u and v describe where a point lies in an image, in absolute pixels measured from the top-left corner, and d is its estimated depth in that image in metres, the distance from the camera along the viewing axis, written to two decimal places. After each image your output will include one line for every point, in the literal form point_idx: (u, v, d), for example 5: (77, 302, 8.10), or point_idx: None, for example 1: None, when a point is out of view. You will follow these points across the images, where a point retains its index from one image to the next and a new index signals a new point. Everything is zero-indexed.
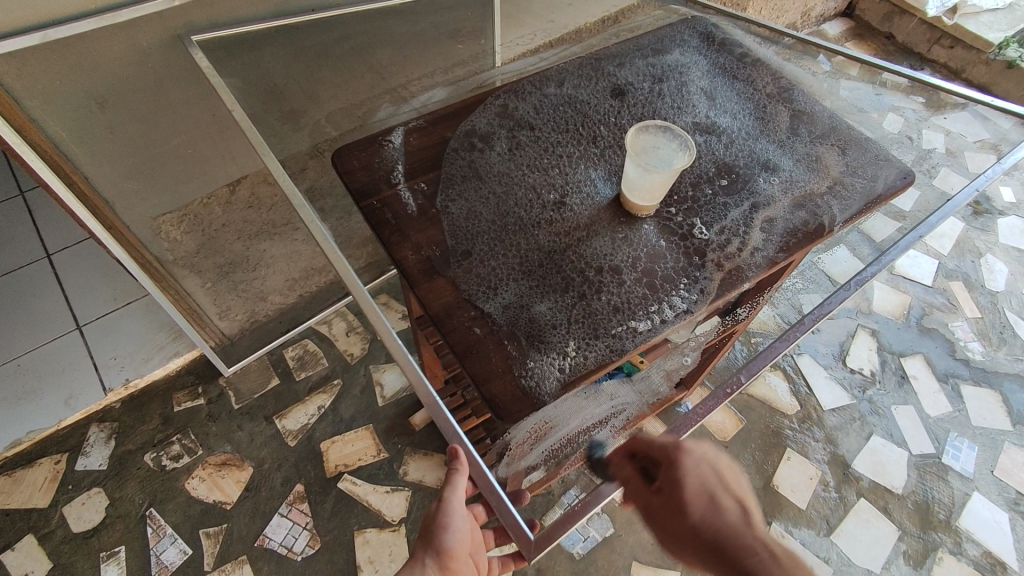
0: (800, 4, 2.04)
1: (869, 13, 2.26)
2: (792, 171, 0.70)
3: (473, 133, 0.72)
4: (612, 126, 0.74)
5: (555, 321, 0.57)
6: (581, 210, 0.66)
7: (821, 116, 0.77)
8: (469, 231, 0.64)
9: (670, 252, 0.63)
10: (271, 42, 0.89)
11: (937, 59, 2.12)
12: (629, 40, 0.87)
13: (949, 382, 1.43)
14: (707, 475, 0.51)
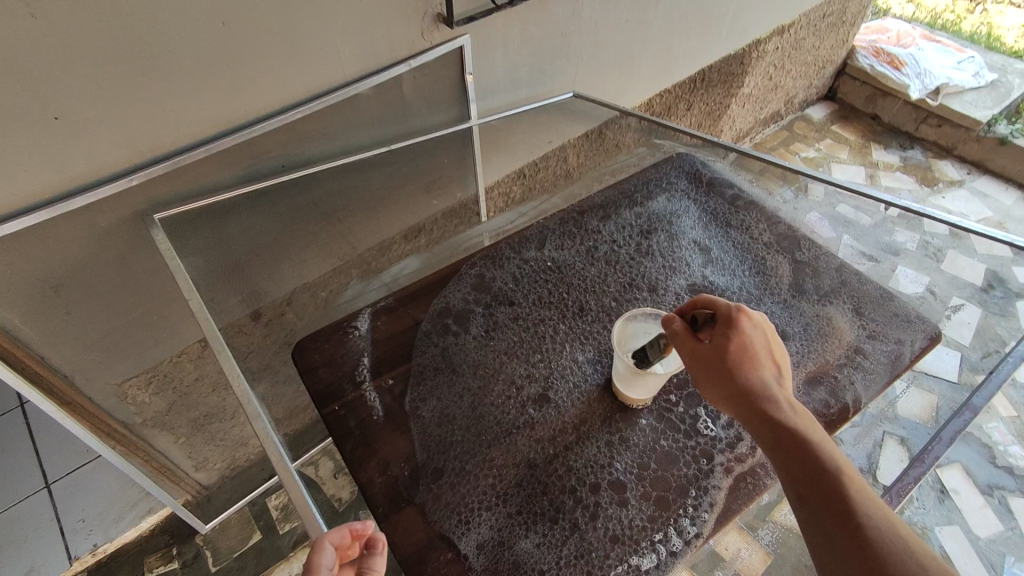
0: (782, 94, 2.05)
1: (852, 95, 2.25)
2: (801, 337, 0.84)
3: (446, 315, 0.79)
4: (597, 297, 0.84)
5: (543, 561, 0.59)
6: (565, 411, 0.71)
7: (827, 271, 0.92)
8: (442, 446, 0.68)
9: (655, 454, 0.68)
10: (240, 207, 0.88)
11: (926, 137, 2.11)
12: (609, 200, 0.98)
13: (995, 494, 1.31)
14: (784, 390, 0.63)
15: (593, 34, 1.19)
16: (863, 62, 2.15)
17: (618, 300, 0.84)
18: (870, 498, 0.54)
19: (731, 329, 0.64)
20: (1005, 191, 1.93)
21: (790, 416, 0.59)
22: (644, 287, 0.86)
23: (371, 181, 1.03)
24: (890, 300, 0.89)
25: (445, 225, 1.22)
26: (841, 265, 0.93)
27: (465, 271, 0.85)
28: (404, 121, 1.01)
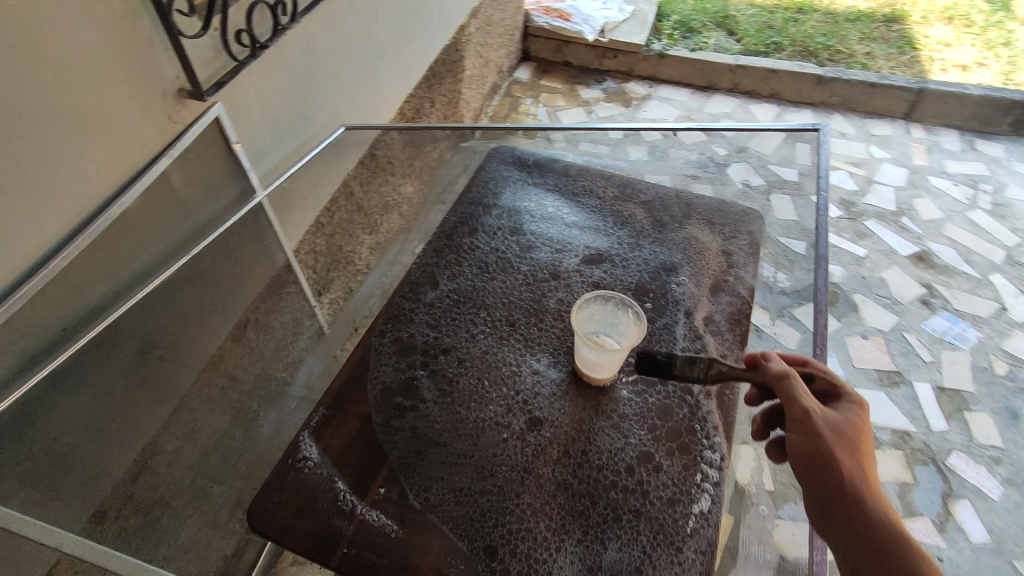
0: (493, 67, 2.22)
1: (542, 50, 2.53)
2: (687, 260, 0.94)
3: (393, 398, 0.76)
4: (521, 306, 0.86)
5: (634, 559, 0.65)
6: (558, 422, 0.75)
7: (666, 198, 1.04)
8: (479, 520, 0.67)
9: (648, 415, 0.76)
10: (43, 403, 0.69)
11: (610, 69, 2.49)
12: (464, 208, 0.99)
13: None
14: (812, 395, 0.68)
15: (334, 64, 1.14)
16: (540, 21, 2.47)
17: (534, 300, 0.87)
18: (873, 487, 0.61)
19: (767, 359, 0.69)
20: (679, 92, 2.40)
21: (821, 418, 0.64)
22: (547, 278, 0.90)
23: (170, 299, 0.86)
24: (721, 204, 1.05)
25: (267, 308, 1.08)
26: (670, 190, 1.06)
27: (381, 343, 0.81)
28: (183, 220, 0.86)
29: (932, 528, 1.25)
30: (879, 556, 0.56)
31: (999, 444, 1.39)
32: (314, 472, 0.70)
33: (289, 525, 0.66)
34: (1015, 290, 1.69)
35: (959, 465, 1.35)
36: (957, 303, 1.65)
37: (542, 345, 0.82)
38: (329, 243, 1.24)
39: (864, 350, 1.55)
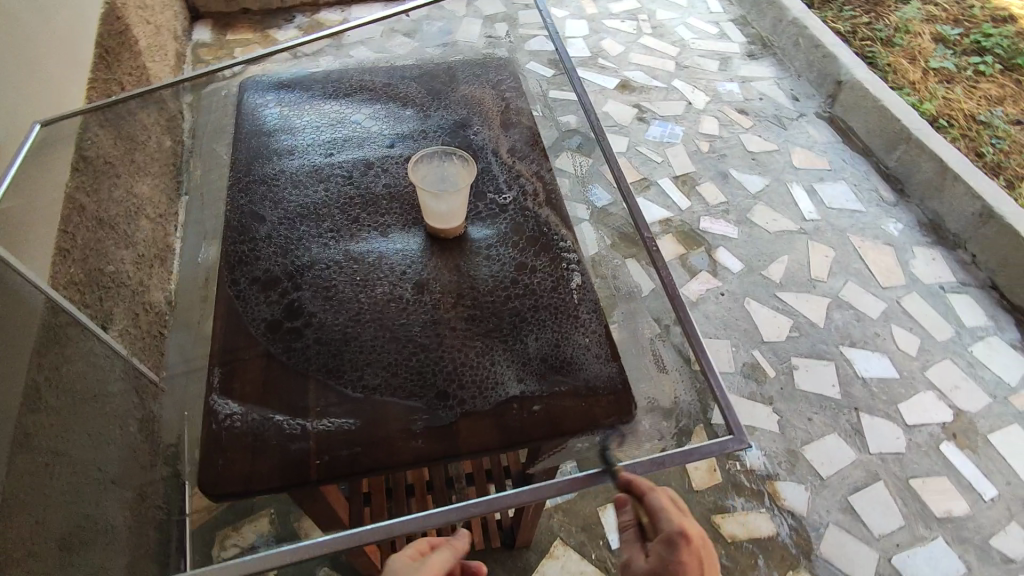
0: (166, 33, 1.93)
1: (212, 4, 2.25)
2: (475, 111, 1.05)
3: (288, 325, 0.76)
4: (358, 206, 0.90)
5: (551, 338, 0.75)
6: (440, 277, 0.81)
7: (431, 71, 1.13)
8: (420, 374, 0.72)
9: (508, 239, 0.86)
10: None
11: (293, 3, 2.32)
12: (248, 152, 0.98)
13: None
14: None
15: None
16: None
17: (364, 197, 0.91)
18: None
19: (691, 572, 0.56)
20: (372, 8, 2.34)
21: None
22: (365, 174, 0.94)
23: None
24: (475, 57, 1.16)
25: (59, 359, 0.91)
26: (430, 64, 1.15)
27: (240, 293, 0.80)
28: None
29: (710, 277, 1.62)
30: None
31: (724, 199, 1.80)
32: (246, 420, 0.68)
33: (248, 474, 0.64)
34: (691, 88, 2.12)
35: (708, 226, 1.73)
36: (660, 111, 2.03)
37: (391, 226, 0.87)
38: (87, 268, 1.09)
39: None
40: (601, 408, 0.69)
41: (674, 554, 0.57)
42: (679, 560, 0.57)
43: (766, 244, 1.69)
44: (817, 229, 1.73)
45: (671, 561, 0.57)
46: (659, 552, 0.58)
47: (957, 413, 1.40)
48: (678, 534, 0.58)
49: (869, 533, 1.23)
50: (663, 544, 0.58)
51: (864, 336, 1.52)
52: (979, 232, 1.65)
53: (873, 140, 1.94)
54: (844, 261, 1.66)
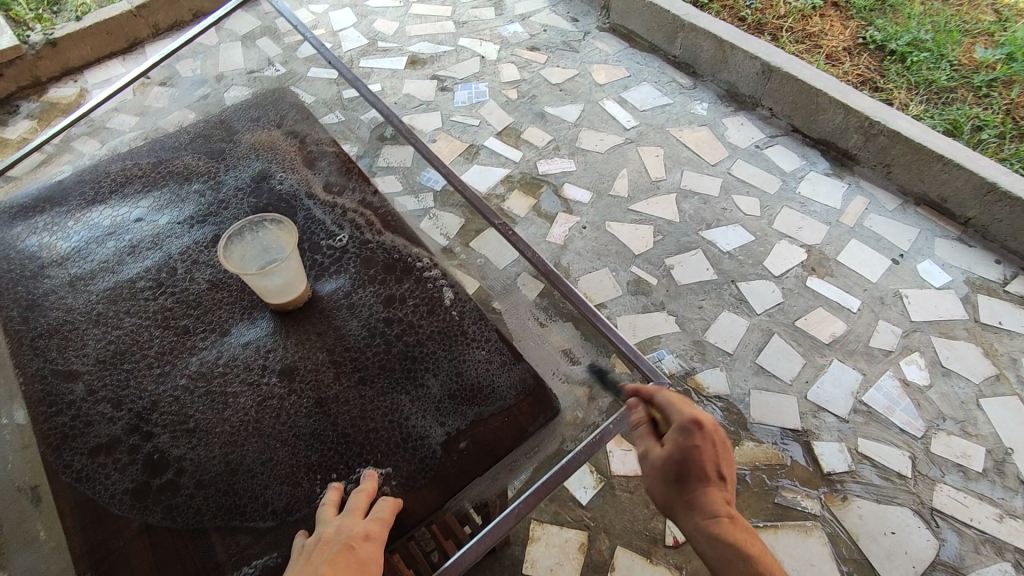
0: None
1: None
2: (256, 177, 1.17)
3: (179, 472, 0.80)
4: (194, 326, 0.94)
5: (422, 371, 0.88)
6: (307, 357, 0.90)
7: (196, 164, 1.20)
8: (327, 453, 0.80)
9: (350, 299, 0.97)
10: None
11: (10, 91, 1.92)
12: (21, 308, 0.98)
13: None
14: (704, 497, 0.67)
15: None
16: None
17: (181, 312, 0.95)
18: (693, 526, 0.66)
19: (699, 437, 0.69)
20: (110, 68, 2.01)
21: (699, 488, 0.67)
22: (168, 289, 0.98)
23: None
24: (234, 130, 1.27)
25: None
26: (186, 155, 1.22)
27: (82, 475, 0.80)
28: None
29: (567, 216, 1.64)
30: (665, 490, 0.69)
31: (551, 137, 1.82)
32: None
33: None
34: (478, 41, 2.10)
35: (546, 168, 1.75)
36: (458, 75, 1.98)
37: (230, 323, 0.93)
38: None
39: (441, 147, 1.79)
40: (525, 415, 0.83)
41: (689, 439, 0.69)
42: (691, 441, 0.68)
43: (604, 165, 1.75)
44: (641, 134, 1.82)
45: (686, 442, 0.68)
46: (675, 438, 0.70)
47: (808, 249, 1.57)
48: (691, 422, 0.70)
49: (783, 383, 1.37)
50: (679, 433, 0.70)
51: (714, 215, 1.64)
52: (767, 87, 1.83)
53: (655, 37, 2.05)
54: (673, 154, 1.77)
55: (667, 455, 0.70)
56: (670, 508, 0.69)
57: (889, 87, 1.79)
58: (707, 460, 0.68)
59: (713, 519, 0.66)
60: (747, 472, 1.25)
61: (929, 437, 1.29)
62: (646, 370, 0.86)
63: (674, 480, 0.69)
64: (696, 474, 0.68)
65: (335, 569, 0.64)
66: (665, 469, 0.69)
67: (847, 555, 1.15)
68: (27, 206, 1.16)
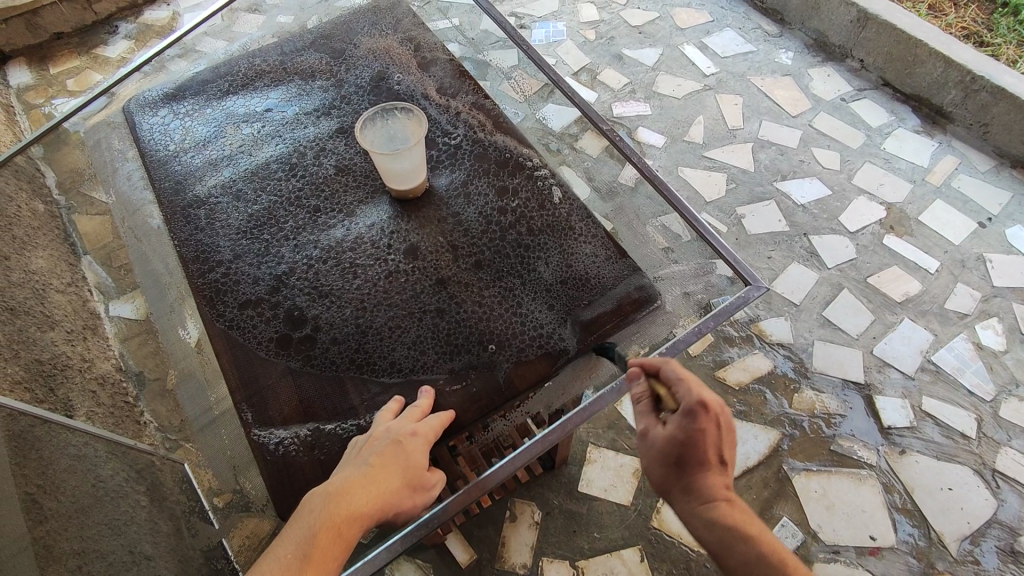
0: None
1: (15, 40, 1.90)
2: (376, 78, 1.20)
3: (319, 328, 0.88)
4: (326, 206, 1.01)
5: (534, 260, 0.93)
6: (427, 238, 0.96)
7: (316, 60, 1.24)
8: (449, 325, 0.87)
9: (465, 191, 1.02)
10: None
11: (109, 12, 2.01)
12: (171, 182, 1.07)
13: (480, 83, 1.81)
14: (710, 482, 0.68)
15: None
16: None
17: (312, 194, 1.02)
18: (700, 522, 0.67)
19: (696, 419, 0.67)
20: None
21: (708, 480, 0.68)
22: (300, 173, 1.05)
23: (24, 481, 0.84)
24: (349, 29, 1.29)
25: (42, 462, 0.88)
26: (310, 52, 1.25)
27: (233, 323, 0.90)
28: None
29: None
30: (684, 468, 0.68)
31: (627, 80, 1.79)
32: (301, 443, 0.80)
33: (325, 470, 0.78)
34: None
35: (621, 111, 1.73)
36: (537, 13, 1.96)
37: (355, 206, 1.00)
38: (24, 364, 1.01)
39: None
40: (629, 305, 0.88)
41: (695, 422, 0.66)
42: (697, 427, 0.66)
43: (679, 110, 1.72)
44: (720, 81, 1.78)
45: (691, 428, 0.67)
46: (679, 421, 0.68)
47: (887, 207, 1.53)
48: (696, 405, 0.67)
49: (849, 337, 1.36)
50: (684, 415, 0.67)
51: (791, 167, 1.61)
52: (861, 37, 1.74)
53: None
54: (752, 103, 1.73)
55: (667, 437, 0.68)
56: (666, 488, 0.70)
57: (997, 42, 1.69)
58: (712, 445, 0.67)
59: (712, 504, 0.67)
60: (804, 418, 1.27)
61: (999, 401, 1.27)
62: (747, 275, 0.87)
63: (674, 463, 0.68)
64: (698, 459, 0.68)
65: (383, 460, 0.69)
66: (666, 453, 0.68)
67: (901, 505, 1.17)
68: (167, 93, 1.22)
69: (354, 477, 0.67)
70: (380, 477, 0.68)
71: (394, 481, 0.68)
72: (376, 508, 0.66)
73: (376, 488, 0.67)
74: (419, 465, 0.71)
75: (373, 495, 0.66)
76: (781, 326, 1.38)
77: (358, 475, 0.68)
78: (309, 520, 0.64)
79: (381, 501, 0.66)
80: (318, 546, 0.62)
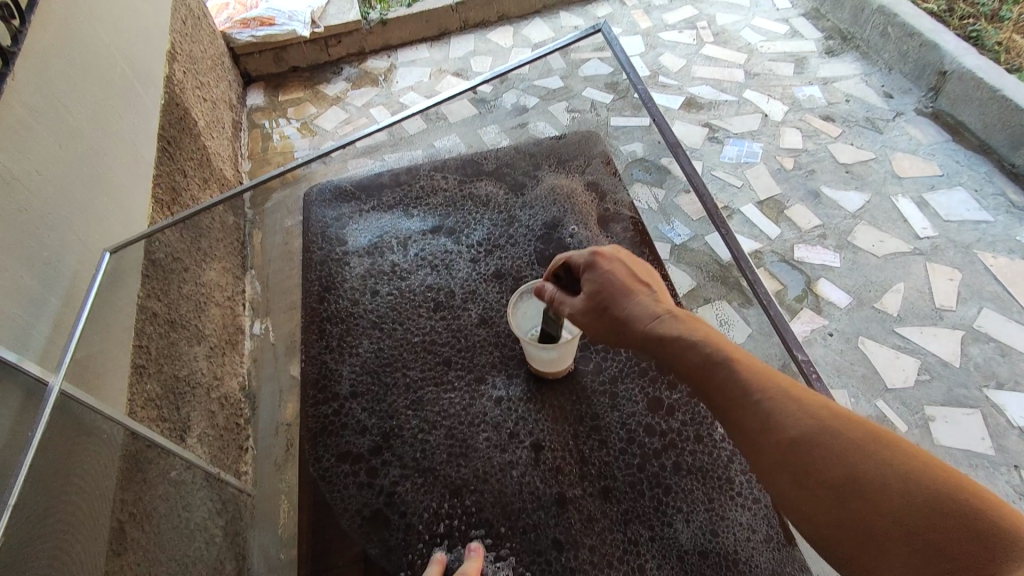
0: (223, 104, 1.89)
1: (261, 67, 2.19)
2: (545, 225, 1.21)
3: (408, 512, 0.85)
4: (458, 365, 0.99)
5: (668, 509, 0.81)
6: (553, 438, 0.89)
7: (492, 190, 1.28)
8: (549, 561, 0.78)
9: (613, 392, 0.93)
10: None
11: (341, 55, 2.25)
12: (324, 288, 1.14)
13: (713, 178, 1.72)
14: (645, 303, 0.77)
15: (49, 183, 0.92)
16: (243, 37, 2.07)
17: (449, 345, 1.02)
18: (657, 331, 0.73)
19: (597, 269, 0.80)
20: (418, 51, 2.25)
21: (633, 305, 0.77)
22: (444, 317, 1.07)
23: (122, 502, 0.86)
24: (532, 161, 1.33)
25: (142, 488, 0.90)
26: (489, 180, 1.30)
27: (326, 474, 0.90)
28: (70, 472, 0.77)
29: (815, 314, 1.44)
30: (619, 319, 0.77)
31: (820, 222, 1.61)
32: None
33: None
34: (765, 97, 1.93)
35: (805, 255, 1.55)
36: (734, 128, 1.84)
37: (487, 374, 0.98)
38: (162, 379, 1.07)
39: None
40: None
41: (599, 269, 0.80)
42: (604, 269, 0.80)
43: (876, 270, 1.50)
44: (935, 247, 1.52)
45: (598, 274, 0.80)
46: (589, 275, 0.81)
47: None
48: (593, 256, 0.82)
49: None
50: (589, 271, 0.81)
51: (1012, 374, 1.31)
52: None
53: (991, 136, 1.70)
54: (974, 283, 1.45)
55: (588, 294, 0.80)
56: (619, 335, 0.78)
57: None
58: (620, 275, 0.80)
59: (655, 317, 0.75)
60: None
61: None
62: None
63: (604, 309, 0.78)
64: (619, 291, 0.78)
65: None
66: (595, 306, 0.79)
67: None
68: (345, 189, 1.33)
69: None
70: None
71: None
72: None
73: None
74: None
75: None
76: None
77: None
78: None
79: None
80: None
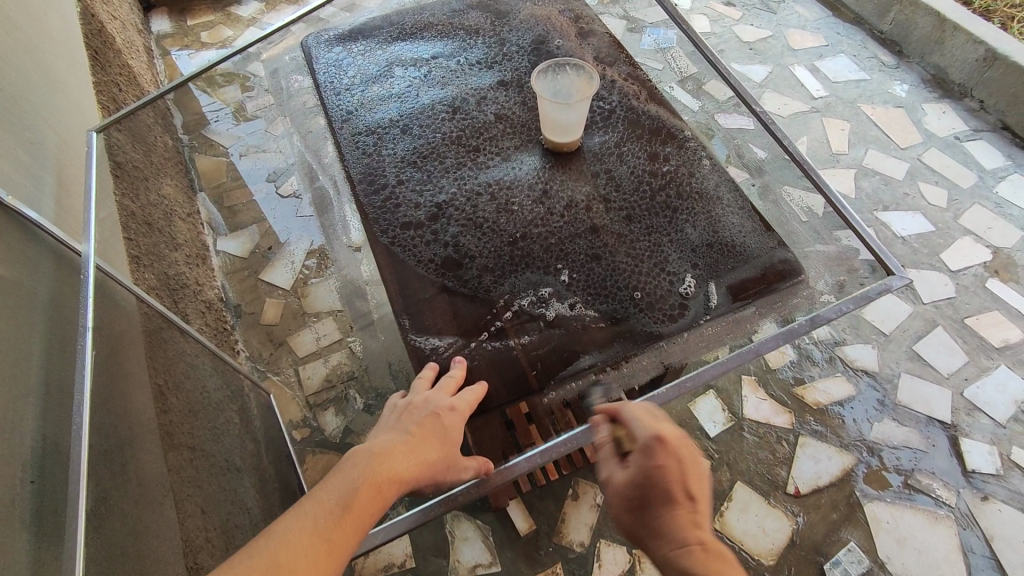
0: (131, 26, 1.79)
1: None
2: (535, 38, 1.26)
3: (473, 257, 0.95)
4: (487, 151, 1.08)
5: (682, 223, 0.97)
6: (580, 189, 1.01)
7: (476, 17, 1.31)
8: (598, 270, 0.92)
9: (619, 151, 1.06)
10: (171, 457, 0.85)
11: None
12: (344, 107, 1.16)
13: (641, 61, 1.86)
14: (674, 522, 0.61)
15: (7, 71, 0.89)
16: None
17: (472, 136, 1.10)
18: (664, 522, 0.61)
19: (648, 458, 0.64)
20: None
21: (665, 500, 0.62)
22: (462, 116, 1.13)
23: (155, 371, 0.91)
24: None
25: (167, 361, 0.96)
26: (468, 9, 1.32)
27: (396, 239, 0.97)
28: (110, 333, 0.80)
29: None
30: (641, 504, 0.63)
31: None
32: (457, 348, 0.84)
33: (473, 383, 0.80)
34: None
35: None
36: (649, 18, 1.98)
37: (510, 152, 1.07)
38: (156, 273, 1.10)
39: None
40: (774, 275, 0.89)
41: (650, 459, 0.64)
42: (655, 462, 0.63)
43: (783, 128, 1.71)
44: (828, 105, 1.76)
45: (648, 465, 0.63)
46: (638, 459, 0.65)
47: (993, 251, 1.48)
48: (651, 441, 0.65)
49: (938, 374, 1.32)
50: (642, 453, 0.64)
51: (894, 198, 1.58)
52: (985, 77, 1.69)
53: (864, 8, 1.95)
54: (860, 131, 1.70)
55: (628, 478, 0.65)
56: (636, 534, 0.63)
57: None
58: (675, 476, 0.62)
59: (684, 547, 0.59)
60: (882, 451, 1.24)
61: None
62: (891, 266, 0.88)
63: (635, 506, 0.63)
64: (660, 494, 0.62)
65: (422, 430, 0.70)
66: (627, 495, 0.64)
67: (978, 550, 1.13)
68: (343, 34, 1.30)
69: (396, 444, 0.67)
70: (418, 446, 0.68)
71: (431, 452, 0.68)
72: (414, 475, 0.65)
73: (415, 454, 0.67)
74: (453, 441, 0.71)
75: (414, 460, 0.66)
76: (869, 354, 1.36)
77: (398, 441, 0.68)
78: (353, 473, 0.62)
79: (418, 469, 0.66)
80: (360, 498, 0.60)
